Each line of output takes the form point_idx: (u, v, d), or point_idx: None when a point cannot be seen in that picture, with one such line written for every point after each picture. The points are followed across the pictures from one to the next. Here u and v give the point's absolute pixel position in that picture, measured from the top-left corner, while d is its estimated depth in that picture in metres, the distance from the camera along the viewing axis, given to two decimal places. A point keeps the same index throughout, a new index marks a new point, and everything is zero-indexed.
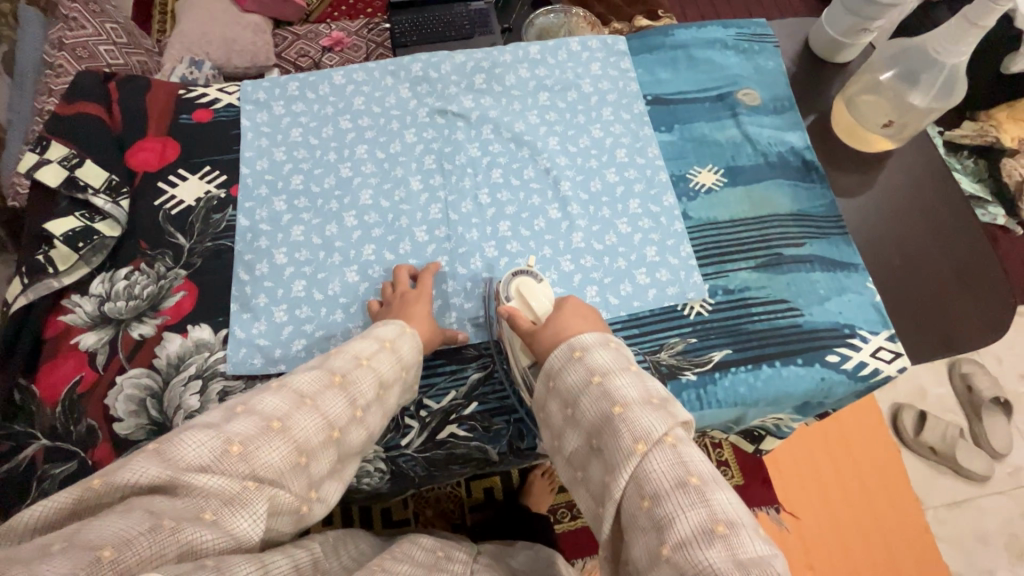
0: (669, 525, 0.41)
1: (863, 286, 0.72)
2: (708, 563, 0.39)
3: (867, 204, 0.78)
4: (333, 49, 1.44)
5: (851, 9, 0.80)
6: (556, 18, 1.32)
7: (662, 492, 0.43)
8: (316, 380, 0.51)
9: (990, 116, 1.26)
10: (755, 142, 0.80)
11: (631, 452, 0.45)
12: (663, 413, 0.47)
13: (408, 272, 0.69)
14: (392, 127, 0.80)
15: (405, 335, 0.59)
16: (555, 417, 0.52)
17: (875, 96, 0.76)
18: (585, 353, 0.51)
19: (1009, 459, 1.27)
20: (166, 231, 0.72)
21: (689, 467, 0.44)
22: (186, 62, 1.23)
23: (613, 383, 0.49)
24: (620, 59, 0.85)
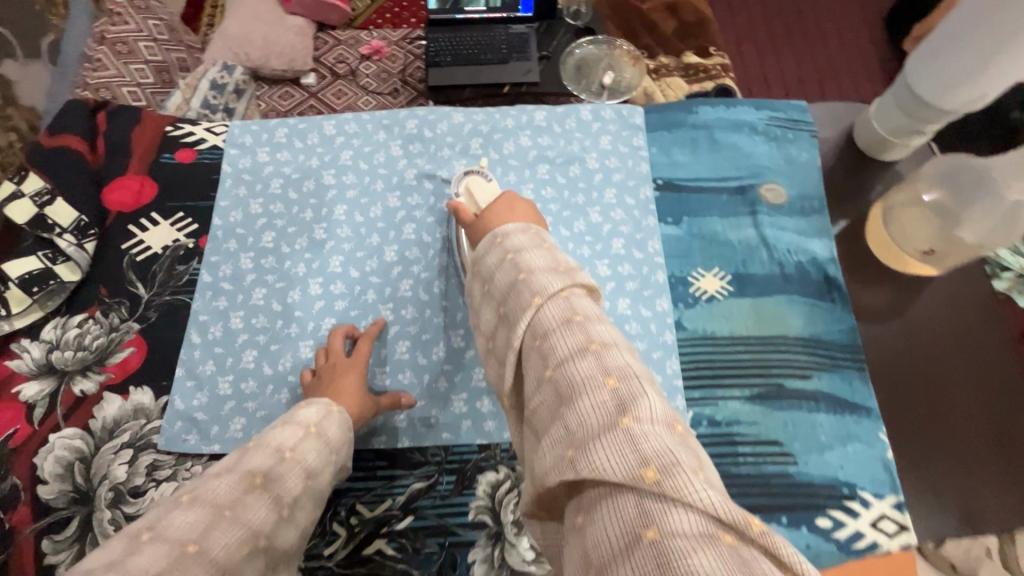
0: (550, 350, 0.37)
1: (874, 437, 0.62)
2: (578, 376, 0.35)
3: (893, 335, 0.68)
4: (371, 58, 1.33)
5: (902, 107, 0.69)
6: (597, 49, 1.24)
7: (550, 329, 0.38)
8: (235, 485, 0.44)
9: None
10: (772, 247, 0.71)
11: (527, 305, 0.40)
12: (564, 275, 0.41)
13: (342, 336, 0.64)
14: (376, 188, 0.75)
15: (331, 417, 0.54)
16: (472, 299, 0.47)
17: (916, 215, 0.68)
18: (503, 239, 0.45)
19: None
20: (128, 279, 0.69)
21: (578, 308, 0.39)
22: (220, 66, 1.16)
23: (524, 257, 0.43)
24: (633, 135, 0.77)
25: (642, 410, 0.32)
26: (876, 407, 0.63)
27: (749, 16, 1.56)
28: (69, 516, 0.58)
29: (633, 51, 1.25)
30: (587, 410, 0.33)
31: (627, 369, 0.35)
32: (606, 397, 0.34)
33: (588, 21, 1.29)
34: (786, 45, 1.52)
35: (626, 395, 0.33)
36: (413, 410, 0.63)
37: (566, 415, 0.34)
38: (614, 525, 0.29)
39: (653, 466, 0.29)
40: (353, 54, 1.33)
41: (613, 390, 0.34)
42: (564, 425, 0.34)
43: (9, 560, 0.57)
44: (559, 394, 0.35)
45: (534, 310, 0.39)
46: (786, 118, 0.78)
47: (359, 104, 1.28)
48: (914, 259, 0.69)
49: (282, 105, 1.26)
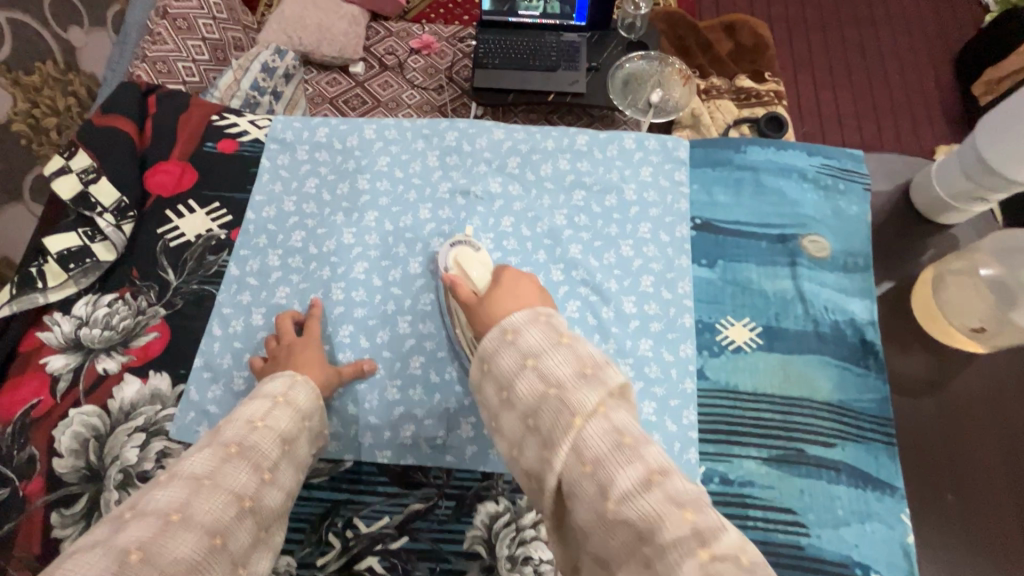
0: (610, 482, 0.35)
1: (895, 518, 0.59)
2: (650, 511, 0.33)
3: (929, 413, 0.64)
4: (420, 53, 1.35)
5: (967, 170, 0.66)
6: (648, 65, 1.19)
7: (600, 455, 0.36)
8: (209, 457, 0.45)
9: None
10: (808, 303, 0.68)
11: (566, 427, 0.37)
12: (595, 381, 0.39)
13: (290, 321, 0.65)
14: (408, 198, 0.74)
15: (298, 385, 0.55)
16: (487, 404, 0.43)
17: (970, 288, 0.65)
18: (516, 335, 0.41)
19: None
20: (159, 264, 0.70)
21: (623, 428, 0.37)
22: (271, 49, 1.16)
23: (545, 363, 0.40)
24: (676, 168, 0.75)
25: (721, 543, 0.32)
26: (901, 487, 0.60)
27: (810, 45, 1.50)
28: (78, 492, 0.60)
29: (686, 69, 1.20)
30: (668, 546, 0.32)
31: (693, 496, 0.34)
32: (685, 530, 0.32)
33: (643, 35, 1.25)
34: (845, 78, 1.46)
35: (705, 528, 0.33)
36: (419, 428, 0.63)
37: (646, 552, 0.33)
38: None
39: None
40: (402, 47, 1.35)
41: (690, 523, 0.33)
42: (645, 559, 0.33)
43: (19, 528, 0.59)
44: (634, 529, 0.34)
45: (576, 433, 0.37)
46: (839, 167, 0.74)
47: (404, 97, 1.29)
48: (962, 336, 0.65)
49: (329, 91, 1.30)
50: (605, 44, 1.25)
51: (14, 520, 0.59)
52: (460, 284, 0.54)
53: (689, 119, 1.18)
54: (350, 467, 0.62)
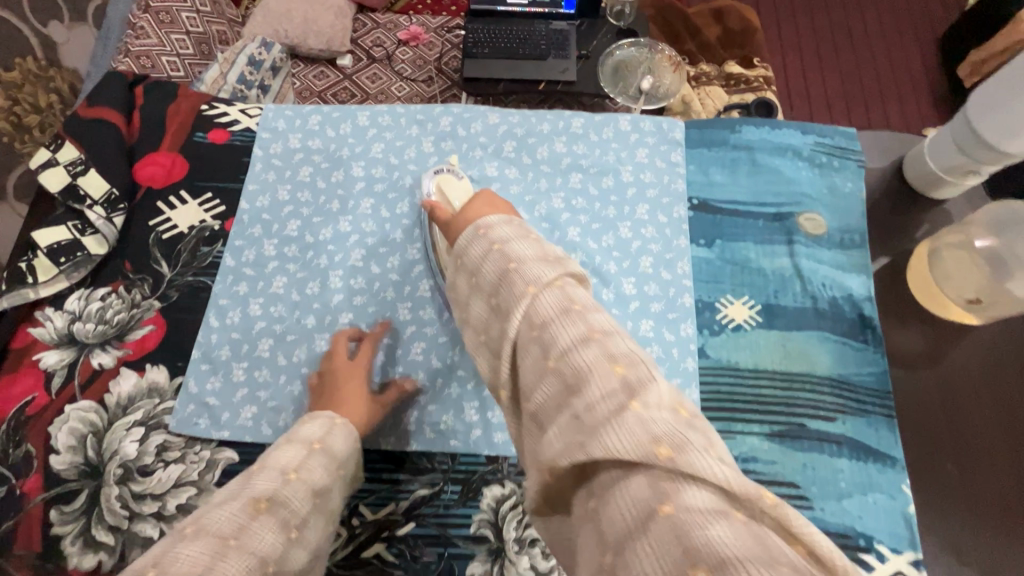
0: (550, 339, 0.34)
1: (897, 488, 0.59)
2: (584, 364, 0.33)
3: (925, 384, 0.65)
4: (408, 44, 1.33)
5: (962, 145, 0.66)
6: (638, 52, 1.19)
7: (548, 318, 0.35)
8: (239, 512, 0.43)
9: None
10: (806, 279, 0.68)
11: (520, 296, 0.37)
12: (555, 264, 0.38)
13: (346, 340, 0.64)
14: (404, 184, 0.74)
15: (337, 430, 0.53)
16: (453, 293, 0.43)
17: (966, 258, 0.66)
18: (488, 229, 0.41)
19: None
20: (153, 257, 0.69)
21: (573, 296, 0.36)
22: (257, 41, 1.15)
23: (512, 247, 0.39)
24: (671, 149, 0.75)
25: (654, 394, 0.31)
26: (900, 457, 0.61)
27: (798, 29, 1.50)
28: (78, 489, 0.59)
29: (675, 57, 1.19)
30: (596, 396, 0.31)
31: (634, 356, 0.33)
32: (615, 383, 0.31)
33: (631, 23, 1.24)
34: (833, 62, 1.46)
35: (637, 382, 0.31)
36: (423, 413, 0.63)
37: (573, 404, 0.32)
38: (627, 510, 0.28)
39: (667, 444, 0.28)
40: (390, 39, 1.33)
41: (622, 376, 0.32)
42: (572, 415, 0.31)
43: (18, 527, 0.58)
44: (566, 382, 0.33)
45: (529, 300, 0.36)
46: (833, 145, 0.75)
47: (393, 89, 1.28)
48: (957, 308, 0.66)
49: (316, 85, 1.28)
50: (595, 29, 1.24)
51: (13, 519, 0.58)
52: (439, 206, 0.49)
53: (680, 106, 1.19)
54: None
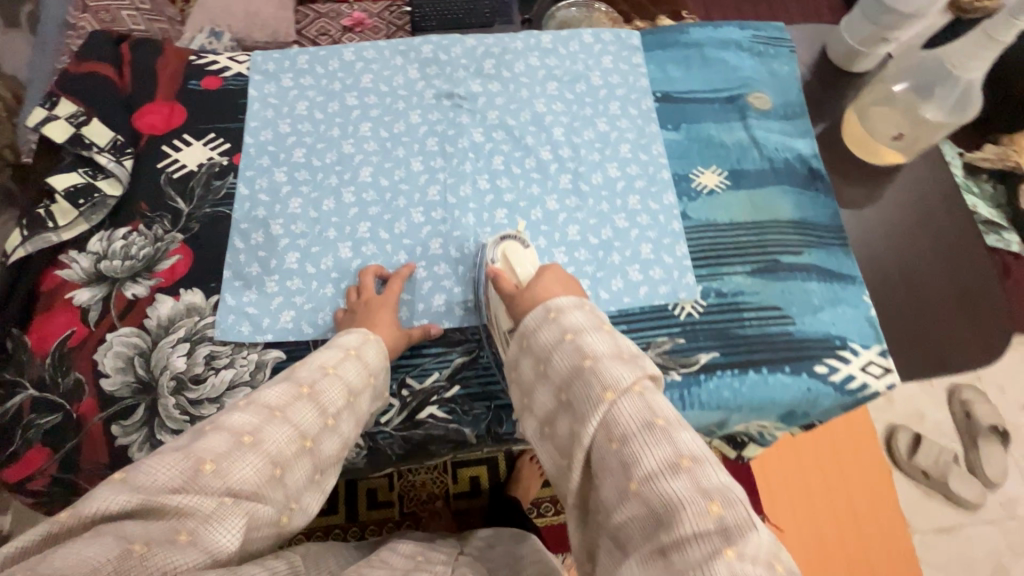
0: (636, 463, 0.41)
1: (860, 299, 0.70)
2: (674, 495, 0.39)
3: (871, 218, 0.77)
4: (352, 28, 1.33)
5: (869, 17, 0.78)
6: (578, 12, 1.27)
7: (630, 433, 0.42)
8: (284, 392, 0.50)
9: (1013, 141, 1.26)
10: (761, 147, 0.79)
11: (599, 400, 0.44)
12: (631, 365, 0.45)
13: (372, 276, 0.68)
14: (397, 107, 0.79)
15: (370, 342, 0.58)
16: (523, 371, 0.51)
17: (887, 107, 0.75)
18: (559, 314, 0.49)
19: (1003, 490, 1.32)
20: (167, 194, 0.72)
21: (655, 408, 0.43)
22: (206, 31, 1.21)
23: (585, 340, 0.47)
24: (632, 54, 0.84)
25: (747, 543, 0.37)
26: (859, 276, 0.72)
27: None
28: (134, 404, 0.62)
29: (612, 12, 1.30)
30: (687, 536, 0.37)
31: (724, 490, 0.39)
32: (711, 524, 0.37)
33: None
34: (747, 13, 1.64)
35: (731, 524, 0.37)
36: (450, 296, 0.69)
37: (662, 538, 0.38)
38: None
39: None
40: (334, 24, 1.32)
41: (717, 517, 0.38)
42: (659, 546, 0.38)
43: (81, 445, 0.60)
44: (654, 512, 0.39)
45: (610, 408, 0.43)
46: (768, 36, 0.86)
47: None
48: (886, 146, 0.77)
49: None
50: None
51: (74, 439, 0.60)
52: (503, 277, 0.60)
53: None
54: None
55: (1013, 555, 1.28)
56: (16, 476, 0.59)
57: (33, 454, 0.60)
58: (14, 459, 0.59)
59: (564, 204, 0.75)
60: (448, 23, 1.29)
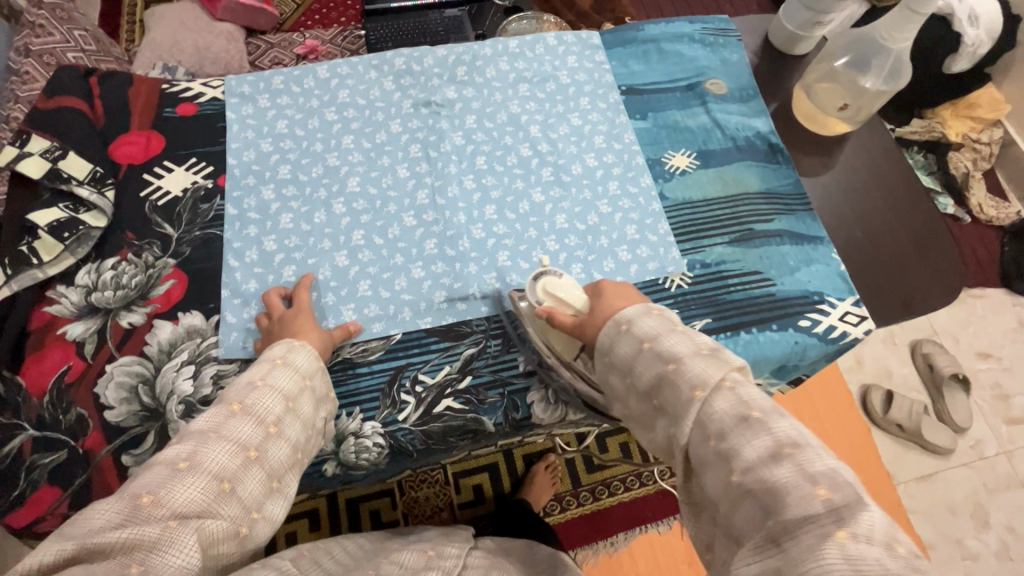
0: (735, 454, 0.39)
1: (829, 257, 0.77)
2: (778, 482, 0.37)
3: (830, 183, 0.83)
4: (307, 57, 1.48)
5: (806, 4, 0.86)
6: (528, 24, 1.33)
7: (726, 429, 0.41)
8: (213, 414, 0.47)
9: (937, 114, 1.64)
10: (723, 127, 0.85)
11: (690, 400, 0.43)
12: (713, 358, 0.45)
13: (278, 294, 0.67)
14: (377, 119, 0.82)
15: (297, 349, 0.56)
16: (612, 388, 0.52)
17: (830, 83, 0.82)
18: (630, 325, 0.50)
19: (969, 433, 1.42)
20: (154, 222, 0.72)
21: (749, 402, 0.41)
22: (160, 68, 1.30)
23: (662, 344, 0.47)
24: (595, 52, 0.89)
25: (861, 524, 0.34)
26: (826, 236, 0.78)
27: (643, 5, 1.82)
28: (144, 431, 0.61)
29: (559, 22, 1.36)
30: (795, 522, 0.35)
31: (833, 475, 0.37)
32: (819, 508, 0.35)
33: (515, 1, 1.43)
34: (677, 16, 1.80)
35: (842, 505, 0.35)
36: (451, 292, 0.71)
37: (772, 527, 0.36)
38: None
39: None
40: (288, 55, 1.49)
41: (826, 500, 0.35)
42: (770, 535, 0.36)
43: (92, 479, 0.59)
44: (758, 500, 0.38)
45: (701, 405, 0.42)
46: (715, 28, 0.93)
47: None
48: (833, 117, 0.83)
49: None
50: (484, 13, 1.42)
51: (84, 474, 0.59)
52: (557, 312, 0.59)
53: None
54: (399, 338, 0.68)
55: (987, 491, 1.37)
56: (23, 521, 0.57)
57: (39, 495, 0.58)
58: (20, 503, 0.58)
59: (549, 195, 0.78)
60: (404, 42, 1.34)
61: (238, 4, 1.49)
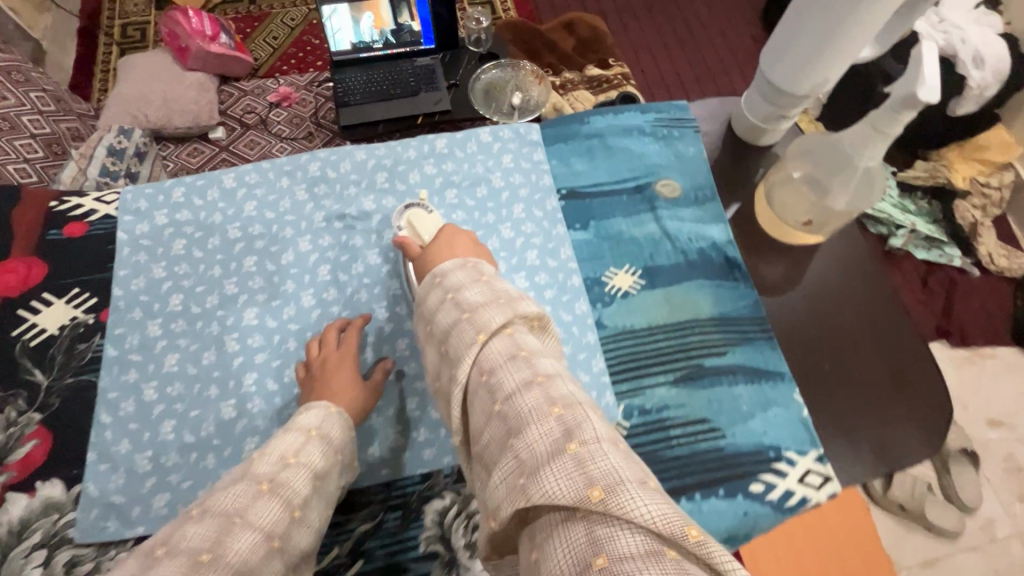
0: (499, 386, 0.41)
1: (790, 399, 0.66)
2: (527, 407, 0.39)
3: (793, 304, 0.73)
4: (280, 104, 1.31)
5: (766, 98, 0.76)
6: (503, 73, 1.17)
7: (496, 365, 0.42)
8: (241, 493, 0.46)
9: (942, 155, 1.39)
10: (674, 238, 0.76)
11: (472, 342, 0.45)
12: (506, 307, 0.46)
13: (335, 329, 0.66)
14: (285, 235, 0.74)
15: (331, 417, 0.56)
16: (420, 338, 0.52)
17: (793, 193, 0.72)
18: (443, 277, 0.51)
19: (981, 511, 1.19)
20: (22, 367, 0.65)
21: (521, 344, 0.44)
22: (115, 130, 1.07)
23: (463, 295, 0.49)
24: (533, 150, 0.81)
25: (589, 434, 0.37)
26: (788, 372, 0.68)
27: (640, 28, 1.69)
28: None
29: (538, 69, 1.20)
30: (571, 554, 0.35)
31: (571, 399, 0.40)
32: (553, 424, 0.38)
33: (491, 46, 1.24)
34: (678, 50, 1.66)
35: (572, 423, 0.38)
36: None
37: (515, 445, 0.38)
38: (566, 553, 0.33)
39: (598, 487, 0.34)
40: (261, 103, 1.31)
41: (558, 417, 0.38)
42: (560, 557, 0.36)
43: None
44: (509, 427, 0.39)
45: (480, 347, 0.44)
46: (670, 118, 0.84)
47: (274, 151, 1.25)
48: (798, 232, 0.73)
49: (191, 163, 1.21)
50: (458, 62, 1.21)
51: None
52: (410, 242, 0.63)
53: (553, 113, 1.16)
54: None
55: None
56: None
57: None
58: None
59: None
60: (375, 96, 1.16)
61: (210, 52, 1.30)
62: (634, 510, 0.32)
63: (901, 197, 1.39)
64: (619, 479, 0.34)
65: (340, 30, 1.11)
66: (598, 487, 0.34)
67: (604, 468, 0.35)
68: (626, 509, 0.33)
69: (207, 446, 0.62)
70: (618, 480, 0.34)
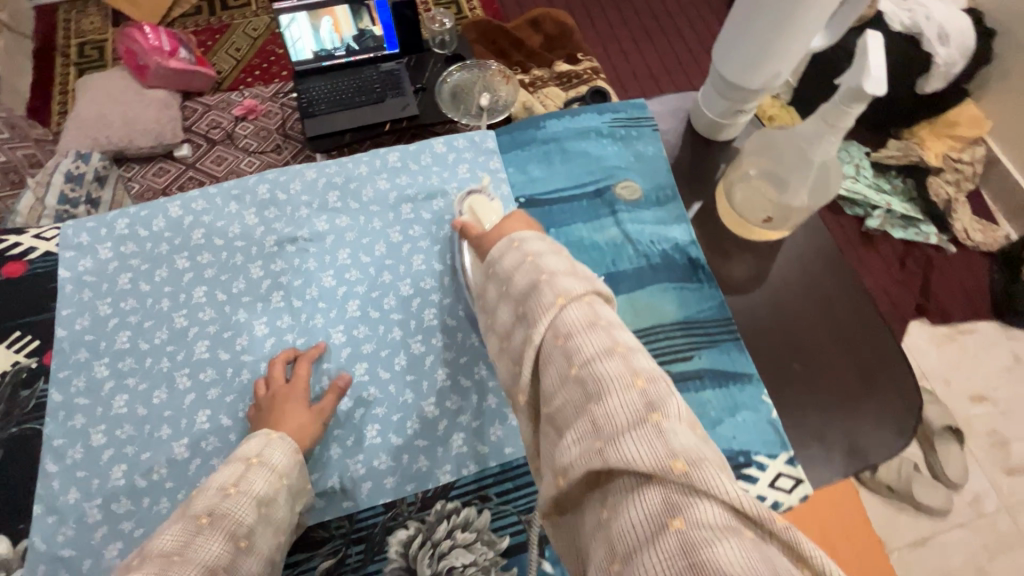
0: (575, 349, 0.40)
1: (758, 401, 0.65)
2: (605, 373, 0.38)
3: (760, 303, 0.72)
4: (246, 118, 1.23)
5: (722, 94, 0.74)
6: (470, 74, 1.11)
7: (575, 330, 0.41)
8: (180, 532, 0.43)
9: (914, 134, 1.34)
10: (635, 242, 0.74)
11: (550, 305, 0.43)
12: (584, 280, 0.45)
13: (282, 363, 0.64)
14: (234, 262, 0.72)
15: (273, 443, 0.53)
16: (491, 296, 0.50)
17: (748, 193, 0.71)
18: (522, 242, 0.49)
19: (967, 487, 1.13)
20: None
21: (599, 314, 0.42)
22: (72, 154, 0.98)
23: (545, 259, 0.47)
24: (489, 158, 0.79)
25: (670, 408, 0.35)
26: (756, 373, 0.67)
27: (608, 21, 1.67)
28: None
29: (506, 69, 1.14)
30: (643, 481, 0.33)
31: (653, 373, 0.38)
32: (635, 397, 0.36)
33: (455, 48, 1.18)
34: (648, 40, 1.64)
35: (654, 395, 0.36)
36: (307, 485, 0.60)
37: (593, 412, 0.36)
38: (639, 516, 0.31)
39: (681, 460, 0.32)
40: (227, 118, 1.23)
41: (641, 391, 0.37)
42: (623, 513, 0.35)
43: None
44: (585, 393, 0.38)
45: (558, 310, 0.42)
46: (628, 117, 0.82)
47: (240, 166, 1.17)
48: (761, 228, 0.72)
49: (157, 182, 1.16)
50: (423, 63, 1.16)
51: None
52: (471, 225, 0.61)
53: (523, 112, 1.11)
54: None
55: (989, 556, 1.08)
56: None
57: None
58: None
59: (430, 344, 0.68)
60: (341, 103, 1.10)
61: (169, 69, 1.23)
62: (716, 487, 0.30)
63: (875, 177, 1.34)
64: (701, 457, 0.32)
65: (300, 39, 1.06)
66: (680, 460, 0.32)
67: (685, 444, 0.33)
68: (708, 485, 0.31)
69: (159, 489, 0.60)
70: (699, 456, 0.32)
